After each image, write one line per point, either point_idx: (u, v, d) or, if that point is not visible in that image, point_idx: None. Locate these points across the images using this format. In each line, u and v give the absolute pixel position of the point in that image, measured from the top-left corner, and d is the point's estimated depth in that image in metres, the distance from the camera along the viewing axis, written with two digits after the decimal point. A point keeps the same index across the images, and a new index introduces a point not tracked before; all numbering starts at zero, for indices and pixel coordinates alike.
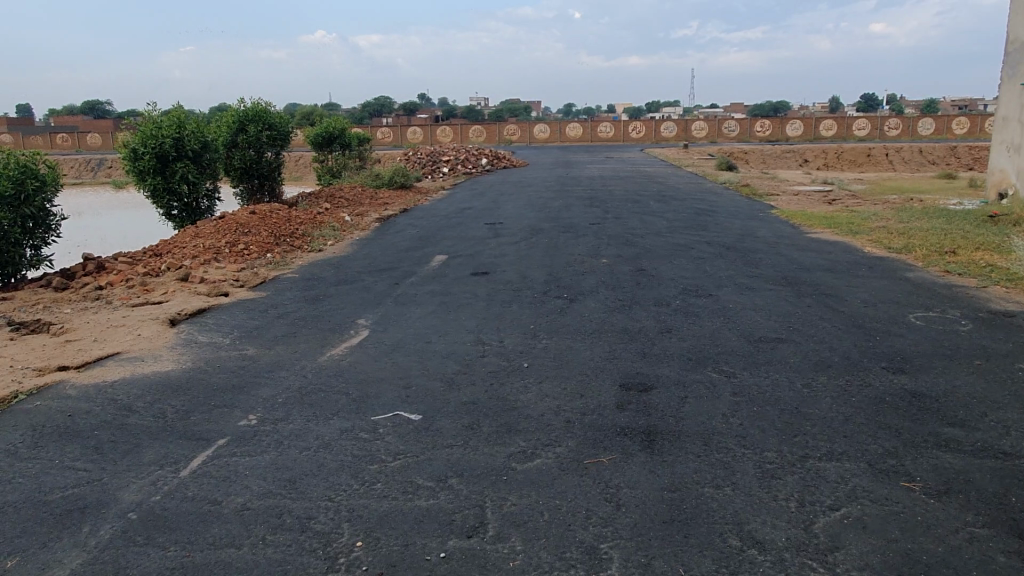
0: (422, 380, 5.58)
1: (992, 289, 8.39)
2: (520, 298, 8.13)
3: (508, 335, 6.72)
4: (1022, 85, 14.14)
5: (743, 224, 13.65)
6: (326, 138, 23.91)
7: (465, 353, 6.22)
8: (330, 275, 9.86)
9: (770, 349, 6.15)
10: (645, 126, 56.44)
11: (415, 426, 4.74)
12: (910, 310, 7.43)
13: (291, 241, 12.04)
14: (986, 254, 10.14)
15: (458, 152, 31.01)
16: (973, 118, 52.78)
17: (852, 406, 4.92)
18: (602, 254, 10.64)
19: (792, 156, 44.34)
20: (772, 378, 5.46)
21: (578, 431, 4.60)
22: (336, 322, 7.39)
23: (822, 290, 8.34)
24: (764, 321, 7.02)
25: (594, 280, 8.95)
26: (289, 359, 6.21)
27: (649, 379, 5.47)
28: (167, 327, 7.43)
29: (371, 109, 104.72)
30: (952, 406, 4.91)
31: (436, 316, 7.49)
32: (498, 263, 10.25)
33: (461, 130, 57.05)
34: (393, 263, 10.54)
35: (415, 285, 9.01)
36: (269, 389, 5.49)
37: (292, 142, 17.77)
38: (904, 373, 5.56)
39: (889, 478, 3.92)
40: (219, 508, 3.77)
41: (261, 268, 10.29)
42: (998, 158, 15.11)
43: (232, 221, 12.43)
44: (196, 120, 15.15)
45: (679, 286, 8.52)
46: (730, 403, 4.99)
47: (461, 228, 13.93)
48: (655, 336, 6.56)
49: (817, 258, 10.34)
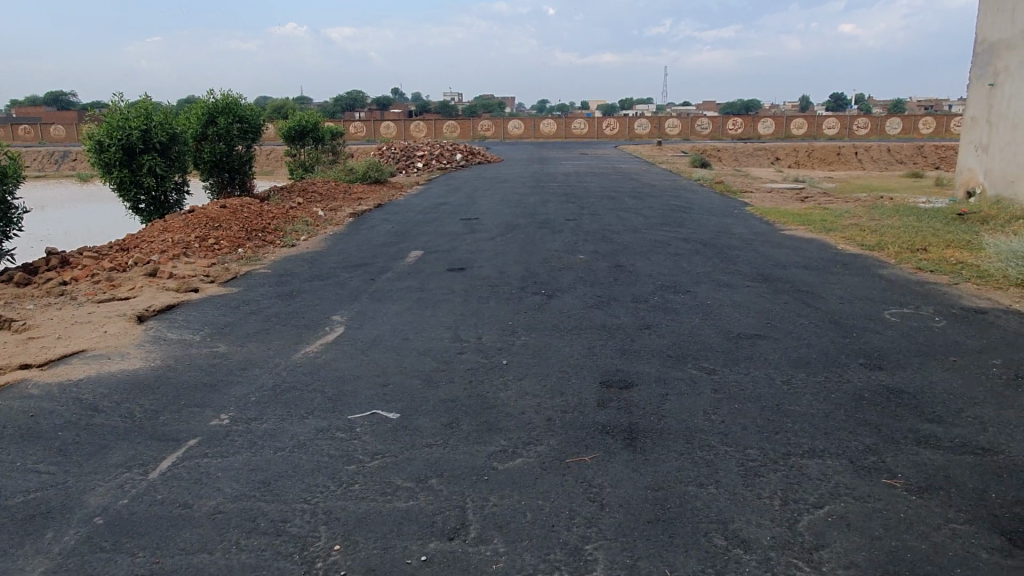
0: (399, 378, 5.46)
1: (964, 286, 8.51)
2: (498, 294, 8.05)
3: (486, 332, 6.63)
4: (990, 86, 14.39)
5: (718, 221, 13.69)
6: (298, 131, 23.55)
7: (443, 350, 6.13)
8: (304, 271, 9.69)
9: (749, 346, 6.14)
10: (619, 123, 56.63)
11: (393, 425, 4.63)
12: (885, 308, 7.49)
13: (263, 236, 11.81)
14: (957, 252, 10.28)
15: (432, 148, 30.77)
16: (939, 119, 53.80)
17: (831, 403, 4.92)
18: (580, 251, 10.60)
19: (764, 153, 44.77)
20: (752, 375, 5.45)
21: (559, 429, 4.54)
22: (310, 318, 7.25)
23: (799, 287, 8.37)
24: (743, 317, 7.03)
25: (572, 276, 8.89)
26: (263, 357, 6.06)
27: (629, 376, 5.43)
28: (134, 323, 7.23)
29: (343, 104, 103.55)
30: (929, 403, 4.93)
31: (413, 313, 7.37)
32: (475, 259, 10.15)
33: (436, 125, 56.69)
34: (368, 259, 10.38)
35: (391, 281, 8.87)
36: (242, 388, 5.34)
37: (263, 135, 17.47)
38: (882, 370, 5.59)
39: (872, 476, 3.91)
40: (190, 512, 3.63)
41: (232, 264, 10.07)
42: (966, 158, 15.38)
43: (201, 215, 12.16)
44: (164, 112, 14.81)
45: (657, 283, 8.50)
46: (711, 401, 4.96)
47: (437, 224, 13.79)
48: (635, 333, 6.52)
49: (793, 254, 10.40)
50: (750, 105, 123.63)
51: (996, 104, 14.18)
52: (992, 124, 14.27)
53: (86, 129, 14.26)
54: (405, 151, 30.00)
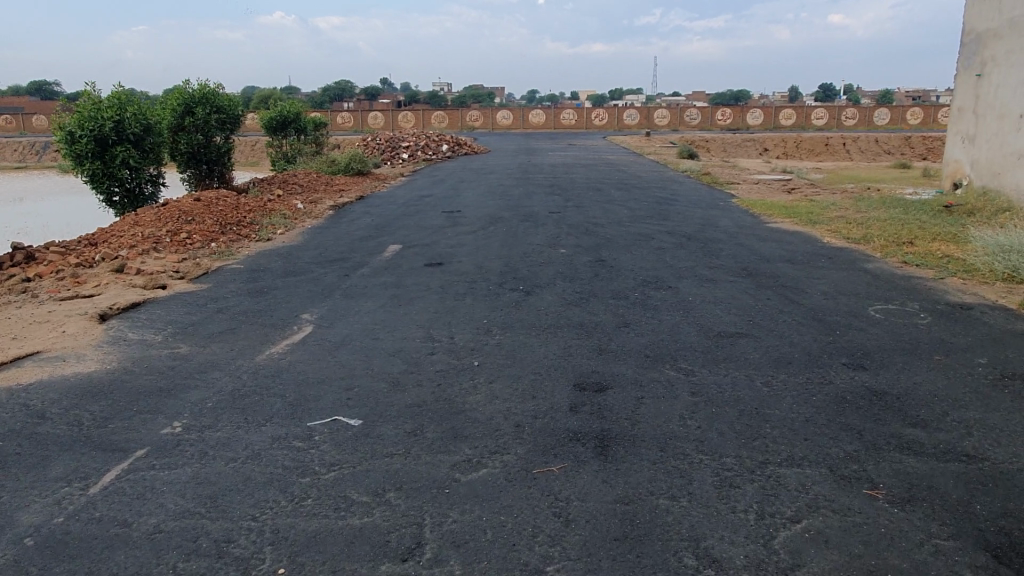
0: (365, 381, 5.23)
1: (950, 281, 8.35)
2: (474, 290, 7.83)
3: (460, 331, 6.41)
4: (977, 76, 14.24)
5: (703, 213, 13.50)
6: (280, 121, 23.17)
7: (413, 351, 5.90)
8: (277, 266, 9.43)
9: (729, 345, 5.95)
10: (608, 113, 56.36)
11: (355, 433, 4.40)
12: (870, 304, 7.31)
13: (237, 229, 11.52)
14: (944, 245, 10.13)
15: (418, 139, 30.38)
16: (926, 109, 53.86)
17: (812, 407, 4.73)
18: (561, 244, 10.38)
19: (753, 144, 44.66)
20: (731, 376, 5.26)
21: (527, 437, 4.33)
22: (279, 316, 7.01)
23: (782, 282, 8.19)
24: (724, 315, 6.84)
25: (552, 272, 8.67)
26: (225, 358, 5.81)
27: (605, 378, 5.22)
28: (95, 323, 6.95)
29: (331, 94, 102.49)
30: (913, 406, 4.76)
31: (386, 311, 7.14)
32: (453, 253, 9.90)
33: (423, 115, 56.20)
34: (344, 254, 10.12)
35: (366, 277, 8.62)
36: (199, 393, 5.10)
37: (242, 125, 17.12)
38: (865, 370, 5.42)
39: (852, 487, 3.73)
40: (128, 532, 3.40)
41: (204, 259, 9.79)
42: (953, 149, 15.25)
43: (174, 208, 11.84)
44: (138, 102, 14.45)
45: (638, 278, 8.30)
46: (688, 405, 4.76)
47: (418, 216, 13.55)
48: (612, 331, 6.31)
49: (778, 248, 10.23)
50: (739, 96, 123.56)
51: (983, 94, 14.03)
52: (979, 115, 14.13)
53: (57, 119, 13.89)
54: (391, 142, 29.62)
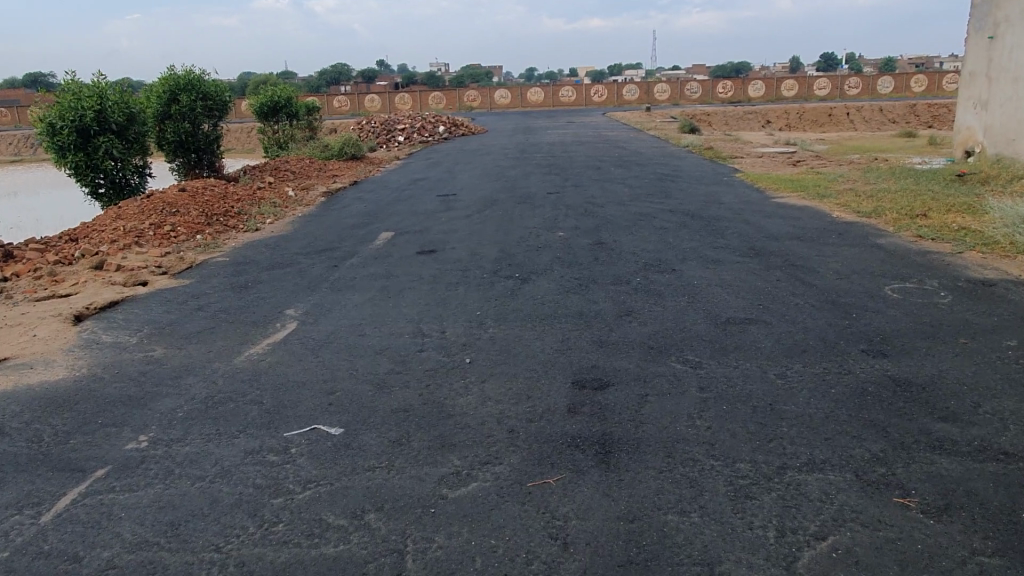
0: (349, 384, 4.87)
1: (969, 255, 7.94)
2: (468, 279, 7.45)
3: (451, 325, 6.03)
4: (990, 39, 13.65)
5: (706, 189, 13.07)
6: (271, 107, 22.64)
7: (402, 348, 5.53)
8: (264, 258, 9.06)
9: (738, 333, 5.56)
10: (607, 90, 55.52)
11: (335, 443, 4.04)
12: (885, 282, 6.93)
13: (225, 220, 11.12)
14: (959, 217, 9.69)
15: (414, 121, 29.83)
16: (930, 76, 53.03)
17: (832, 401, 4.36)
18: (559, 227, 9.99)
19: (754, 116, 43.99)
20: (741, 368, 4.89)
21: (522, 444, 3.96)
22: (262, 313, 6.64)
23: (791, 261, 7.79)
24: (731, 299, 6.46)
25: (549, 256, 8.28)
26: (201, 361, 5.45)
27: (606, 374, 4.85)
28: (69, 324, 6.58)
29: (327, 78, 101.44)
30: (941, 397, 4.39)
31: (374, 304, 6.77)
32: (447, 239, 9.51)
33: (420, 97, 55.50)
34: (334, 243, 9.74)
35: (355, 267, 8.25)
36: (170, 400, 4.74)
37: (230, 112, 16.65)
38: (886, 357, 5.04)
39: (881, 494, 3.37)
40: (78, 568, 3.07)
41: (189, 252, 9.41)
42: (963, 116, 14.73)
43: (158, 199, 11.45)
44: (120, 90, 14.01)
45: (640, 261, 7.91)
46: (696, 402, 4.40)
47: (412, 201, 13.13)
48: (613, 321, 5.93)
49: (786, 225, 9.81)
50: (739, 68, 122.11)
51: (995, 58, 13.48)
52: (992, 80, 13.61)
53: (37, 111, 13.45)
54: (386, 125, 29.12)
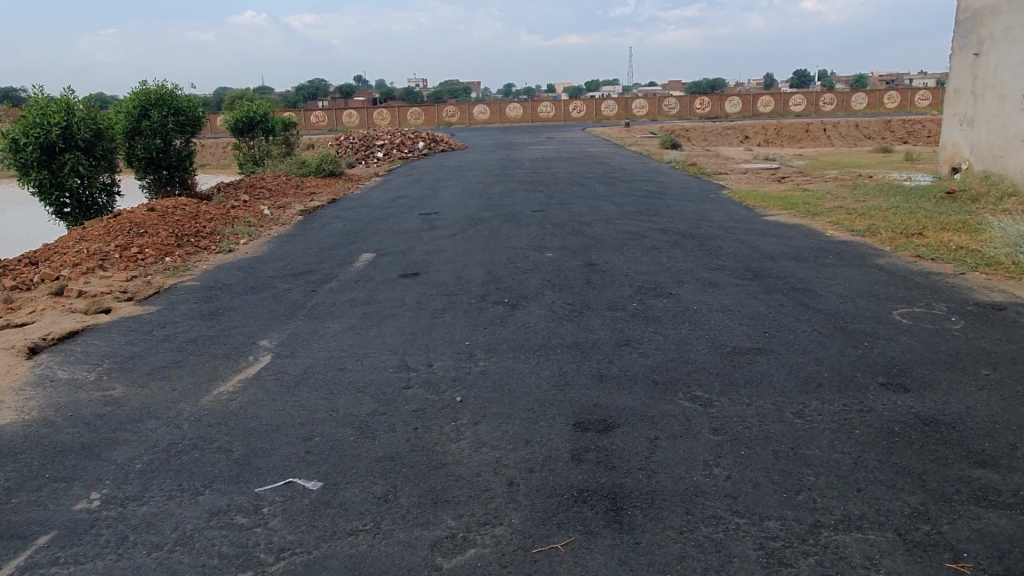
0: (328, 427, 4.42)
1: (972, 276, 7.70)
2: (454, 305, 7.04)
3: (438, 357, 5.61)
4: (975, 55, 13.58)
5: (694, 207, 12.80)
6: (247, 122, 22.10)
7: (386, 384, 5.10)
8: (237, 282, 8.57)
9: (747, 365, 5.20)
10: (586, 105, 55.60)
11: (312, 500, 3.59)
12: (892, 306, 6.63)
13: (196, 240, 10.61)
14: (955, 235, 9.48)
15: (393, 136, 29.42)
16: (903, 93, 53.84)
17: (858, 443, 4.00)
18: (547, 247, 9.63)
19: (732, 133, 44.17)
20: (756, 407, 4.52)
21: (523, 499, 3.55)
22: (234, 345, 6.17)
23: (792, 283, 7.49)
24: (735, 326, 6.11)
25: (539, 279, 7.90)
26: (165, 402, 4.96)
27: (609, 414, 4.45)
28: (22, 358, 6.05)
29: (305, 93, 100.67)
30: (976, 437, 4.05)
31: (355, 333, 6.33)
32: (431, 261, 9.09)
33: (400, 112, 55.19)
34: (311, 265, 9.27)
35: (334, 292, 7.80)
36: (129, 449, 4.25)
37: (203, 128, 16.13)
38: (907, 391, 4.70)
39: (931, 559, 3.00)
40: None
41: (157, 276, 8.90)
42: (949, 132, 14.64)
43: (124, 219, 10.91)
44: (88, 106, 13.47)
45: (634, 284, 7.56)
46: (712, 447, 4.01)
47: (393, 220, 12.71)
48: (613, 352, 5.55)
49: (780, 244, 9.54)
50: (716, 84, 123.43)
51: (981, 74, 13.40)
52: (978, 96, 13.53)
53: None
54: (364, 141, 28.67)
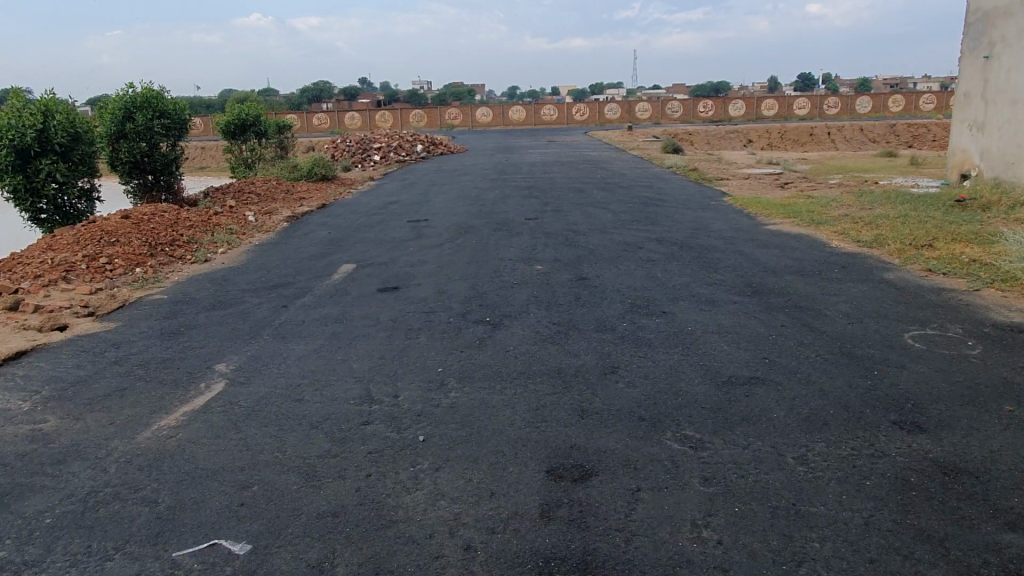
0: (271, 473, 3.94)
1: (988, 292, 7.18)
2: (431, 325, 6.55)
3: (405, 387, 5.11)
4: (985, 58, 13.05)
5: (693, 215, 12.30)
6: (238, 125, 21.50)
7: (344, 419, 4.61)
8: (206, 295, 8.10)
9: (744, 398, 4.69)
10: (589, 108, 55.12)
11: (235, 569, 3.11)
12: (903, 328, 6.10)
13: (171, 249, 10.13)
14: (968, 248, 8.94)
15: (390, 139, 28.95)
16: (908, 96, 53.14)
17: (868, 499, 3.49)
18: (537, 259, 9.14)
19: (735, 136, 43.65)
20: (753, 451, 4.01)
21: (479, 570, 3.06)
22: (187, 368, 5.69)
23: (795, 301, 6.98)
24: (733, 350, 5.60)
25: (525, 295, 7.41)
26: (98, 440, 4.49)
27: (588, 458, 3.96)
28: None
29: (307, 96, 100.41)
30: (1004, 491, 3.53)
31: (321, 356, 5.84)
32: (413, 273, 8.61)
33: (402, 115, 54.83)
34: (288, 277, 8.79)
35: (306, 308, 7.32)
36: (44, 500, 3.78)
37: (189, 131, 15.64)
38: (924, 432, 4.19)
39: None
40: None
41: (123, 289, 8.44)
42: (957, 137, 14.10)
43: (96, 228, 10.45)
44: (67, 108, 13.00)
45: (626, 301, 7.07)
46: (702, 502, 3.51)
47: (380, 227, 12.24)
48: (597, 381, 5.05)
49: (782, 256, 9.03)
50: (720, 88, 122.83)
51: (991, 78, 12.88)
52: (988, 101, 13.00)
53: None
54: (361, 144, 28.23)
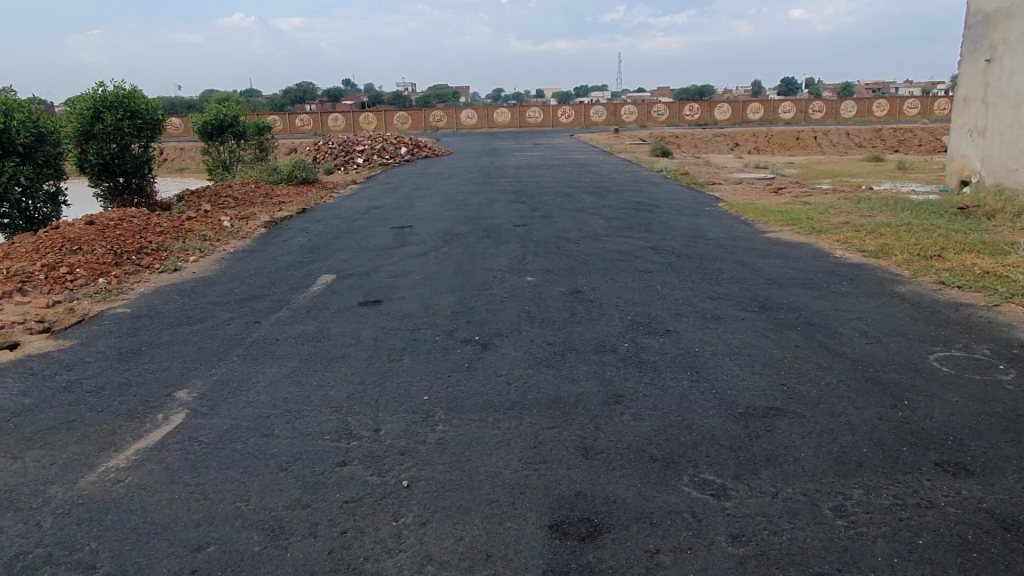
0: (230, 530, 3.39)
1: (1009, 307, 6.78)
2: (416, 344, 6.03)
3: (388, 419, 4.58)
4: (986, 61, 12.73)
5: (689, 222, 11.88)
6: (215, 126, 20.81)
7: (318, 459, 4.07)
8: (173, 309, 7.52)
9: (766, 434, 4.21)
10: (575, 110, 54.78)
11: None
12: (926, 350, 5.66)
13: (138, 258, 9.52)
14: (978, 258, 8.56)
15: (373, 141, 28.35)
16: (892, 101, 53.27)
17: (925, 564, 3.02)
18: (528, 269, 8.65)
19: (722, 139, 43.42)
20: (784, 501, 3.52)
21: None
22: (145, 395, 5.13)
23: (806, 317, 6.52)
24: (747, 375, 5.12)
25: (517, 310, 6.91)
26: (34, 485, 3.92)
27: (597, 510, 3.45)
28: None
29: (290, 97, 99.35)
30: None
31: (294, 381, 5.30)
32: (396, 286, 8.07)
33: (386, 116, 54.19)
34: (262, 289, 8.21)
35: (281, 324, 6.77)
36: None
37: (162, 132, 14.98)
38: (972, 475, 3.73)
39: None
40: None
41: (84, 301, 7.84)
42: (957, 143, 13.80)
43: (58, 234, 9.82)
44: (31, 107, 12.31)
45: (626, 317, 6.59)
46: (733, 568, 3.01)
47: (363, 234, 11.69)
48: (600, 413, 4.55)
49: (785, 267, 8.60)
50: (704, 91, 123.11)
51: (993, 82, 12.57)
52: (989, 105, 12.68)
53: None
54: (343, 147, 27.62)
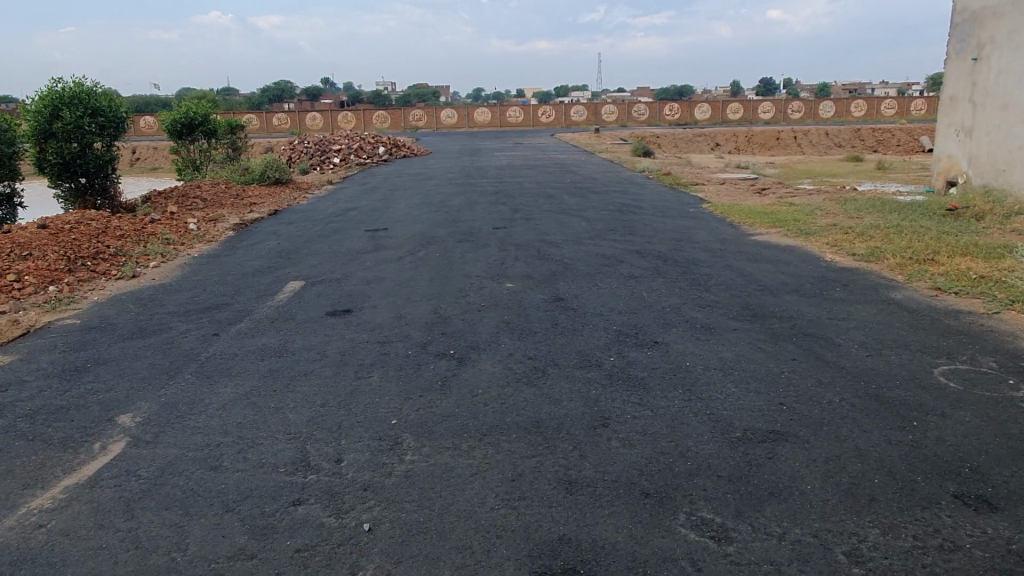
0: None
1: (1011, 314, 6.48)
2: (386, 359, 5.58)
3: (352, 447, 4.14)
4: (973, 60, 12.53)
5: (673, 224, 11.56)
6: (184, 125, 20.15)
7: (271, 496, 3.62)
8: (127, 319, 7.01)
9: (769, 462, 3.83)
10: (555, 109, 54.46)
11: None
12: (929, 363, 5.33)
13: (94, 264, 8.97)
14: (972, 262, 8.28)
15: (350, 141, 27.77)
16: (871, 101, 53.56)
17: None
18: (508, 275, 8.23)
19: (703, 139, 43.28)
20: (793, 544, 3.13)
21: None
22: (84, 420, 4.64)
23: (801, 327, 6.17)
24: (743, 393, 4.74)
25: (496, 320, 6.50)
26: None
27: (583, 559, 3.04)
28: None
29: (268, 96, 98.07)
30: None
31: (252, 402, 4.84)
32: (369, 293, 7.62)
33: (364, 115, 53.48)
34: (225, 297, 7.72)
35: (242, 336, 6.29)
36: None
37: (127, 130, 14.36)
38: (996, 510, 3.37)
39: None
40: None
41: (31, 311, 7.28)
42: (944, 142, 13.60)
43: (9, 240, 9.23)
44: None
45: (612, 328, 6.20)
46: None
47: (336, 237, 11.21)
48: (586, 438, 4.14)
49: (775, 271, 8.26)
50: (684, 91, 123.47)
51: (980, 81, 12.36)
52: (976, 104, 12.48)
53: None
54: (320, 146, 27.02)
